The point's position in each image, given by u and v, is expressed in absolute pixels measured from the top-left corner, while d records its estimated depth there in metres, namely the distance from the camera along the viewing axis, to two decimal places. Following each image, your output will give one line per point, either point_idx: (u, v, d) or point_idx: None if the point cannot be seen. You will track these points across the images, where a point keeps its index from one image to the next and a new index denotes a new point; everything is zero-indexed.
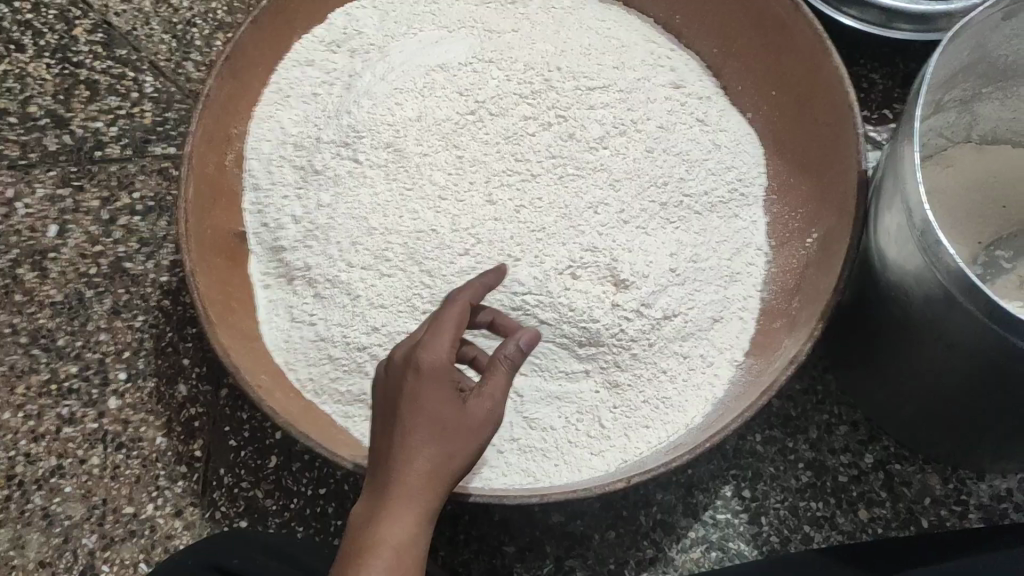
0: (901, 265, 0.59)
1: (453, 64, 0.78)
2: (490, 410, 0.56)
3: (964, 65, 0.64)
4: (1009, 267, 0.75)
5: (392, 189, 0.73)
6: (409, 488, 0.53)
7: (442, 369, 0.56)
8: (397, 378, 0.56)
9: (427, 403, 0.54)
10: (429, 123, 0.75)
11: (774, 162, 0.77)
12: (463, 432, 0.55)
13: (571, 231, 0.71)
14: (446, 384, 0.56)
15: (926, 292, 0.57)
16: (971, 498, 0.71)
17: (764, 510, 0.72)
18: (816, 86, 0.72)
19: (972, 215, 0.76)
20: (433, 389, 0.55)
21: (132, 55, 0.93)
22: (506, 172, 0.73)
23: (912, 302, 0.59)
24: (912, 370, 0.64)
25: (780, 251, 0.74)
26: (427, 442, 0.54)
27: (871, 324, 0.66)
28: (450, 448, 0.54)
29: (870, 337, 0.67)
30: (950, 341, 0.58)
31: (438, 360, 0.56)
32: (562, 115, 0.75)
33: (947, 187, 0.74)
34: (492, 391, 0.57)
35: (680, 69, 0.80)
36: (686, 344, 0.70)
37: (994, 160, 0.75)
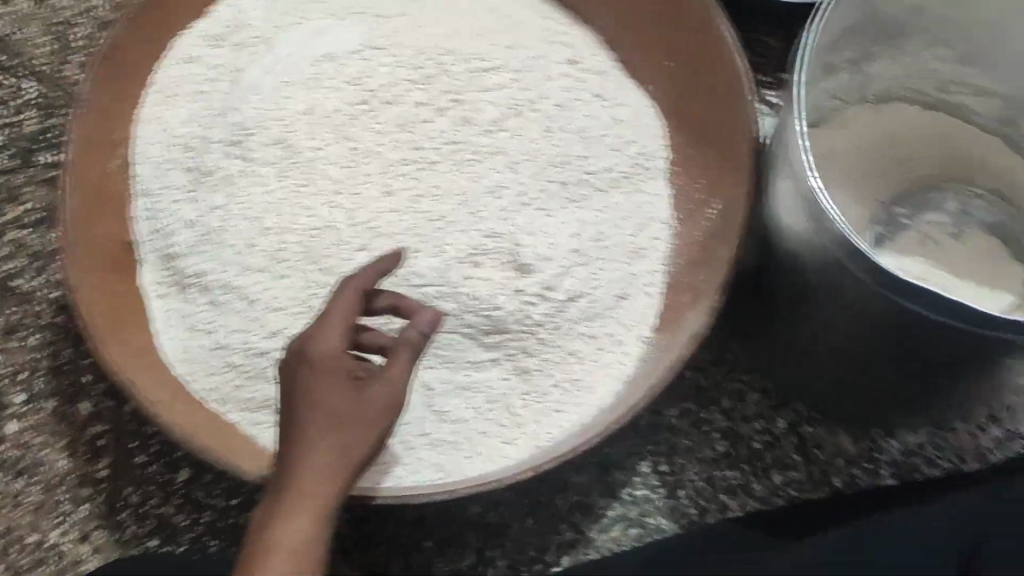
0: (795, 234, 0.59)
1: (341, 52, 0.75)
2: (392, 396, 0.53)
3: (851, 24, 0.64)
4: (908, 224, 0.75)
5: (285, 187, 0.71)
6: (305, 487, 0.51)
7: (333, 360, 0.54)
8: (290, 374, 0.54)
9: (319, 396, 0.52)
10: (320, 116, 0.73)
11: (674, 133, 0.76)
12: (361, 423, 0.53)
13: (470, 218, 0.70)
14: (339, 374, 0.53)
15: (817, 259, 0.57)
16: (882, 456, 0.72)
17: (681, 483, 0.73)
18: (708, 55, 0.71)
19: (869, 174, 0.75)
20: (325, 383, 0.53)
21: (10, 61, 0.88)
22: (401, 162, 0.71)
23: (807, 270, 0.59)
24: (814, 336, 0.65)
25: (683, 223, 0.73)
26: (321, 438, 0.52)
27: (774, 293, 0.66)
28: (348, 442, 0.52)
29: (775, 304, 0.67)
30: (844, 307, 0.58)
31: (329, 351, 0.54)
32: (456, 99, 0.74)
33: (843, 150, 0.74)
34: (392, 375, 0.54)
35: (576, 43, 0.79)
36: (593, 325, 0.69)
37: (891, 119, 0.75)
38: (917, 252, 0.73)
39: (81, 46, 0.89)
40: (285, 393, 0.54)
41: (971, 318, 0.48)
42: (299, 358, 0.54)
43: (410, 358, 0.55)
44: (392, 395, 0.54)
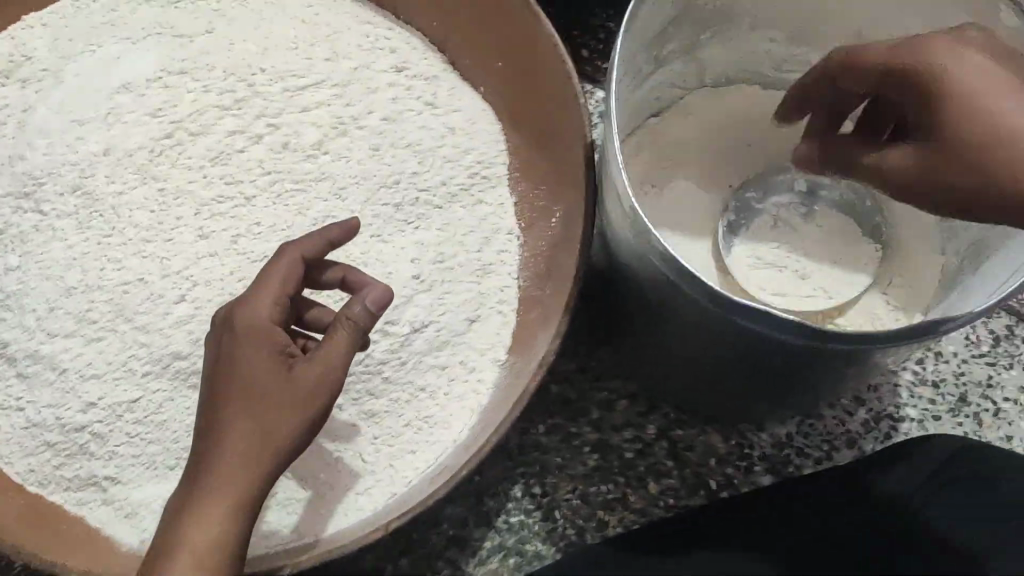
0: (631, 248, 0.56)
1: (139, 80, 0.68)
2: (324, 373, 0.52)
3: (672, 16, 0.61)
4: (760, 207, 0.72)
5: (87, 239, 0.64)
6: (227, 469, 0.49)
7: (265, 332, 0.52)
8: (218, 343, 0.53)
9: (248, 369, 0.51)
10: (121, 156, 0.66)
11: (512, 136, 0.72)
12: (290, 404, 0.51)
13: None
14: (270, 347, 0.52)
15: (652, 276, 0.54)
16: (753, 451, 0.71)
17: (556, 504, 0.70)
18: (535, 56, 0.67)
19: (716, 159, 0.74)
20: (255, 354, 0.52)
21: None
22: (217, 200, 0.65)
23: (646, 282, 0.57)
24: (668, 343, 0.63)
25: (530, 233, 0.70)
26: (249, 414, 0.50)
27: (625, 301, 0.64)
28: (273, 420, 0.51)
29: (630, 309, 0.65)
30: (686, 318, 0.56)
31: (259, 323, 0.52)
32: (273, 123, 0.68)
33: (683, 139, 0.74)
34: (330, 352, 0.52)
35: (401, 48, 0.73)
36: (444, 355, 0.66)
37: (729, 103, 0.75)
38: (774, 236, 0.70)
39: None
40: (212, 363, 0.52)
41: (806, 334, 0.47)
42: (228, 327, 0.52)
43: (348, 339, 0.53)
44: (325, 375, 0.52)
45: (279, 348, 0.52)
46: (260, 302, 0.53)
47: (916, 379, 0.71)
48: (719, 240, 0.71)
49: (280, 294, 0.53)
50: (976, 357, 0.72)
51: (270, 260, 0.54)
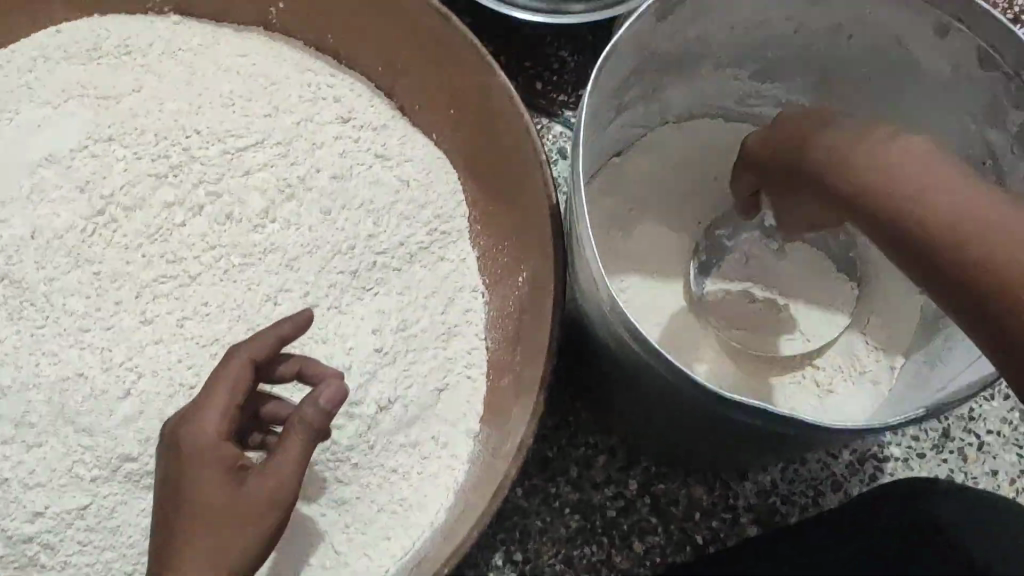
0: (607, 324, 0.53)
1: (62, 152, 0.63)
2: (275, 489, 0.49)
3: (635, 67, 0.57)
4: (731, 246, 0.69)
5: (19, 333, 0.59)
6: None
7: (213, 447, 0.50)
8: (167, 459, 0.50)
9: (198, 489, 0.49)
10: (48, 238, 0.60)
11: (470, 185, 0.68)
12: (244, 520, 0.49)
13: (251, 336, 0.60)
14: (219, 462, 0.49)
15: (632, 354, 0.52)
16: (739, 502, 0.70)
17: (540, 570, 0.67)
18: (491, 105, 0.63)
19: (681, 197, 0.71)
20: (204, 471, 0.49)
21: None
22: (159, 280, 0.61)
23: (628, 358, 0.54)
24: (651, 406, 0.60)
25: (496, 290, 0.66)
26: (202, 536, 0.48)
27: (604, 363, 0.61)
28: (224, 542, 0.48)
29: (607, 370, 0.62)
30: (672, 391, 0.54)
31: (204, 439, 0.50)
32: (213, 191, 0.63)
33: (647, 178, 0.70)
34: (279, 465, 0.49)
35: (346, 97, 0.69)
36: (413, 432, 0.62)
37: (696, 136, 0.71)
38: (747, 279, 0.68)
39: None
40: (164, 483, 0.50)
41: None
42: (176, 446, 0.50)
43: (302, 443, 0.50)
44: (280, 486, 0.49)
45: (228, 464, 0.50)
46: (207, 416, 0.50)
47: None
48: (692, 283, 0.68)
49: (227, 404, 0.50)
50: None
51: (217, 366, 0.51)
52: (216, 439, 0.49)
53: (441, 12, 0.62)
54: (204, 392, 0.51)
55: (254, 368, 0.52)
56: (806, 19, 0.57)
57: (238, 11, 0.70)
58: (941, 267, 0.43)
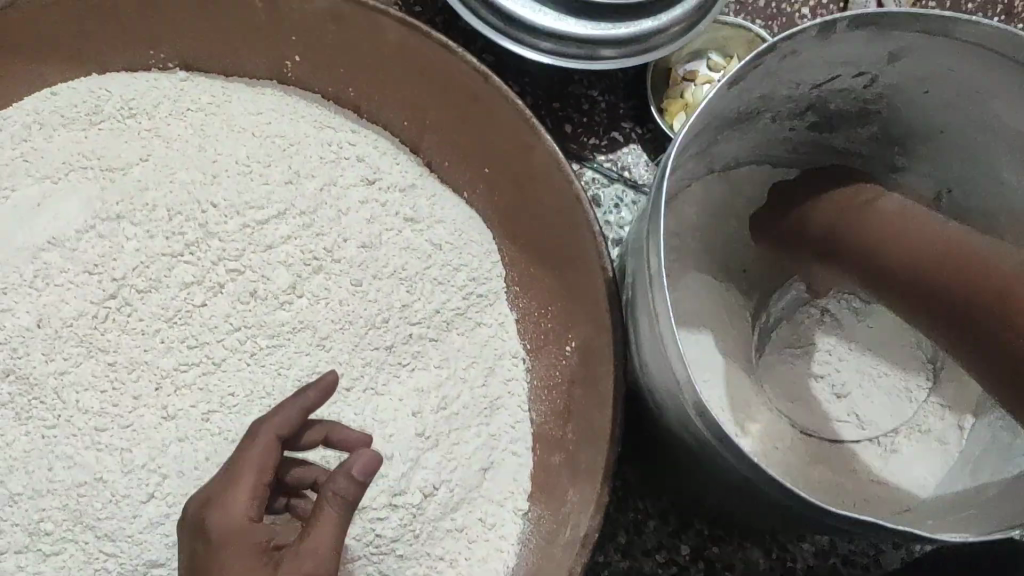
0: (683, 417, 0.49)
1: (68, 232, 0.58)
2: (312, 563, 0.44)
3: (694, 134, 0.53)
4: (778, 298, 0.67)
5: (29, 433, 0.54)
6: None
7: (240, 529, 0.46)
8: (194, 548, 0.47)
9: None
10: (57, 327, 0.56)
11: (507, 244, 0.65)
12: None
13: None
14: (247, 543, 0.46)
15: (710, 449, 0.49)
16: (796, 564, 0.66)
17: None
18: (532, 166, 0.59)
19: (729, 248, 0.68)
20: (232, 555, 0.45)
21: None
22: (179, 367, 0.56)
23: (698, 445, 0.51)
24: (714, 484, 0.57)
25: (540, 356, 0.63)
26: None
27: (665, 438, 0.57)
28: None
29: (666, 446, 0.59)
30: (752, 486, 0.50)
31: (231, 523, 0.46)
32: (235, 268, 0.59)
33: (692, 228, 0.67)
34: (315, 539, 0.45)
35: (371, 155, 0.65)
36: (460, 516, 0.58)
37: (744, 186, 0.67)
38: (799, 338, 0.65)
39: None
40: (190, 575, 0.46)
41: None
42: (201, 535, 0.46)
43: (336, 516, 0.45)
44: (318, 565, 0.44)
45: (260, 544, 0.46)
46: (233, 499, 0.47)
47: None
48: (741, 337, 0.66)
49: (254, 484, 0.46)
50: None
51: (240, 446, 0.48)
52: (243, 522, 0.46)
53: (476, 70, 0.58)
54: (227, 474, 0.48)
55: (280, 441, 0.49)
56: (881, 72, 0.55)
57: (251, 66, 0.66)
58: (973, 295, 0.49)
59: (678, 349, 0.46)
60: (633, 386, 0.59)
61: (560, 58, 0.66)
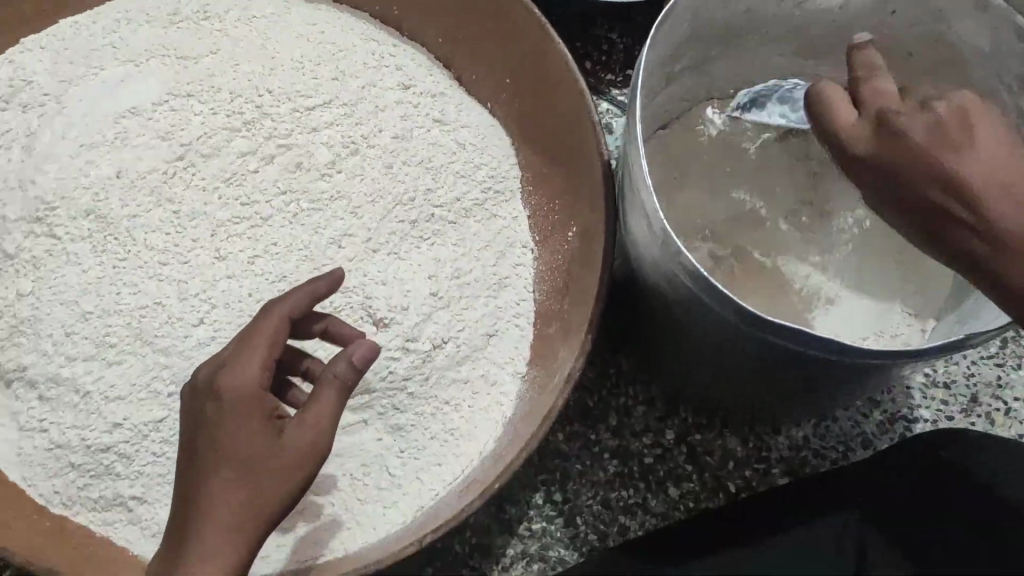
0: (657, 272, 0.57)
1: (146, 104, 0.67)
2: (317, 437, 0.50)
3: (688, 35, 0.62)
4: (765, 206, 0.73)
5: (103, 263, 0.64)
6: (228, 533, 0.47)
7: (252, 394, 0.49)
8: (198, 403, 0.50)
9: (239, 437, 0.48)
10: (132, 179, 0.65)
11: (524, 151, 0.73)
12: (282, 465, 0.49)
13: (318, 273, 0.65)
14: (259, 409, 0.49)
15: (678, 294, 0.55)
16: (771, 454, 0.74)
17: (578, 510, 0.72)
18: (547, 75, 0.68)
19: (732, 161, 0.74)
20: (245, 417, 0.49)
21: None
22: (232, 221, 0.65)
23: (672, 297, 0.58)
24: (698, 351, 0.65)
25: (546, 246, 0.71)
26: (237, 481, 0.47)
27: (651, 305, 0.65)
28: (261, 486, 0.48)
29: (654, 320, 0.67)
30: (722, 334, 0.58)
31: (244, 385, 0.49)
32: (284, 143, 0.68)
33: (693, 142, 0.74)
34: (319, 416, 0.50)
35: (407, 67, 0.74)
36: (465, 369, 0.66)
37: (737, 114, 0.75)
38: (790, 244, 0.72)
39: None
40: (192, 430, 0.49)
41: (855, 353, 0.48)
42: (211, 394, 0.49)
43: (337, 397, 0.51)
44: (317, 438, 0.50)
45: (266, 411, 0.50)
46: (246, 365, 0.50)
47: (927, 381, 0.76)
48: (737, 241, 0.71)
49: (268, 357, 0.50)
50: (984, 358, 0.77)
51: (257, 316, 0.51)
52: (257, 387, 0.49)
53: None
54: (240, 343, 0.51)
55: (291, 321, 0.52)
56: None
57: None
58: None
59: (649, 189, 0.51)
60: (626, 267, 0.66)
61: None
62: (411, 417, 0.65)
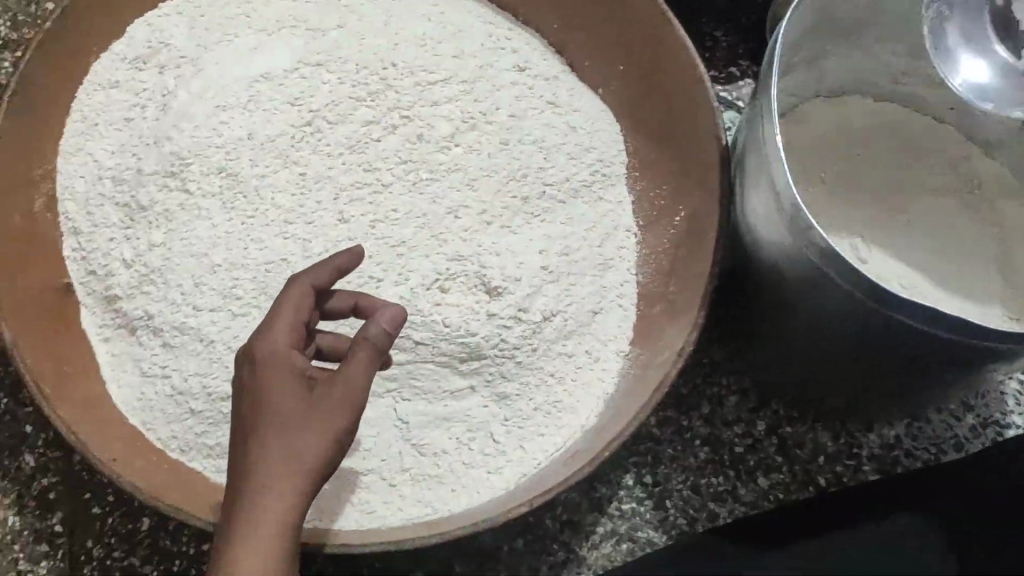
0: (778, 255, 0.59)
1: (278, 70, 0.70)
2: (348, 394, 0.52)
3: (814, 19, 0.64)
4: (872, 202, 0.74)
5: (232, 219, 0.67)
6: (263, 490, 0.49)
7: (281, 358, 0.52)
8: (239, 372, 0.54)
9: (270, 396, 0.51)
10: (261, 141, 0.68)
11: (632, 137, 0.75)
12: (316, 421, 0.51)
13: (434, 240, 0.67)
14: (289, 370, 0.52)
15: (804, 274, 0.57)
16: (862, 451, 0.76)
17: (668, 493, 0.74)
18: (662, 61, 0.70)
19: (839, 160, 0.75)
20: (275, 378, 0.52)
21: None
22: (355, 185, 0.68)
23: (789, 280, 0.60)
24: (800, 341, 0.66)
25: (650, 229, 0.72)
26: (272, 436, 0.50)
27: (758, 289, 0.66)
28: (298, 440, 0.50)
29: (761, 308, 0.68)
30: (836, 322, 0.59)
31: (275, 350, 0.53)
32: (406, 115, 0.70)
33: (802, 138, 0.75)
34: (348, 374, 0.52)
35: (522, 49, 0.76)
36: (570, 343, 0.69)
37: (841, 113, 0.77)
38: (895, 236, 0.73)
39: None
40: (233, 395, 0.53)
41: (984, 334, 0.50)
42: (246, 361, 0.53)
43: (365, 358, 0.53)
44: (348, 396, 0.52)
45: (299, 373, 0.53)
46: (274, 333, 0.53)
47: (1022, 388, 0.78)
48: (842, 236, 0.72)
49: (293, 322, 0.53)
50: None
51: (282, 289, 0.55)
52: (285, 350, 0.53)
53: None
54: (269, 316, 0.54)
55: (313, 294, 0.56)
56: None
57: None
58: None
59: (781, 162, 0.53)
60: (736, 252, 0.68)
61: None
62: (508, 386, 0.67)
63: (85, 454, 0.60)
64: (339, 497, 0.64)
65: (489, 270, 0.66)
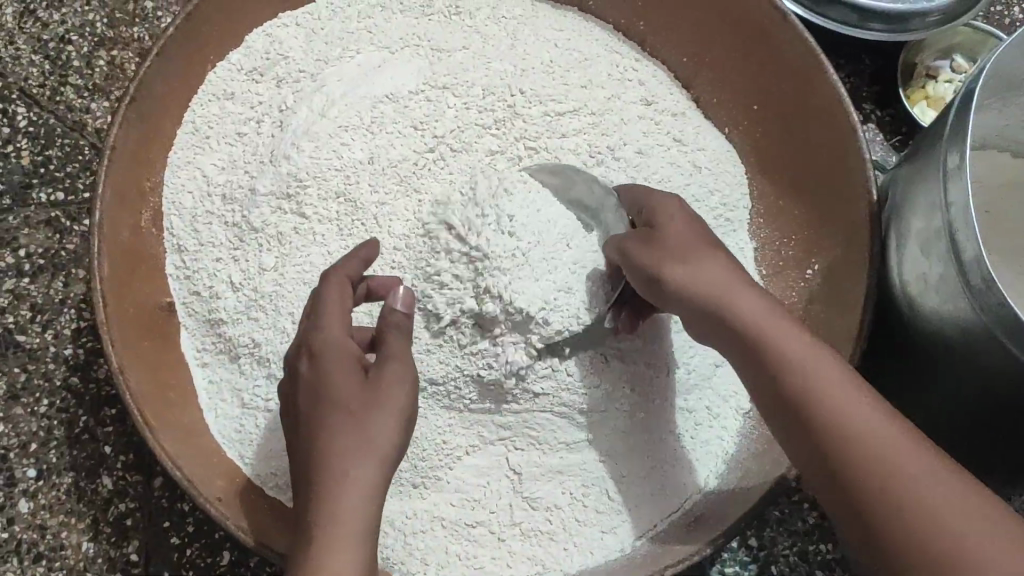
0: (949, 327, 0.55)
1: (402, 92, 0.68)
2: (405, 372, 0.50)
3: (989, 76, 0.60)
4: None
5: (348, 247, 0.64)
6: (343, 481, 0.45)
7: (338, 349, 0.49)
8: (294, 370, 0.50)
9: (333, 385, 0.48)
10: (383, 165, 0.65)
11: (760, 180, 0.72)
12: (383, 402, 0.48)
13: (544, 262, 0.59)
14: (347, 358, 0.49)
15: (978, 347, 0.53)
16: None
17: (773, 558, 0.71)
18: (807, 105, 0.67)
19: (1000, 222, 0.70)
20: (335, 370, 0.49)
21: (25, 86, 0.83)
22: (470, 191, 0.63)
23: (956, 351, 0.56)
24: (948, 410, 0.63)
25: (777, 280, 0.70)
26: (342, 424, 0.47)
27: (907, 354, 0.63)
28: (369, 423, 0.47)
29: (900, 366, 0.65)
30: (1001, 393, 0.55)
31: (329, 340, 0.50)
32: (533, 146, 0.67)
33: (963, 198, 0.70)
34: (398, 354, 0.50)
35: (649, 82, 0.73)
36: (690, 399, 0.65)
37: (997, 168, 0.72)
38: None
39: (80, 83, 0.83)
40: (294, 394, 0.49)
41: None
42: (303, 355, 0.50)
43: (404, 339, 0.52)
44: (403, 376, 0.50)
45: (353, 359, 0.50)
46: (321, 324, 0.51)
47: None
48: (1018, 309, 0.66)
49: (343, 311, 0.51)
50: None
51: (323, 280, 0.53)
52: (338, 337, 0.50)
53: (780, 11, 0.65)
54: (314, 310, 0.52)
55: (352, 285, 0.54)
56: None
57: None
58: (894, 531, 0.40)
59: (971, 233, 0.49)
60: (881, 311, 0.65)
61: (853, 30, 0.77)
62: (616, 441, 0.63)
63: (189, 488, 0.56)
64: (446, 550, 0.62)
65: (597, 305, 0.60)
